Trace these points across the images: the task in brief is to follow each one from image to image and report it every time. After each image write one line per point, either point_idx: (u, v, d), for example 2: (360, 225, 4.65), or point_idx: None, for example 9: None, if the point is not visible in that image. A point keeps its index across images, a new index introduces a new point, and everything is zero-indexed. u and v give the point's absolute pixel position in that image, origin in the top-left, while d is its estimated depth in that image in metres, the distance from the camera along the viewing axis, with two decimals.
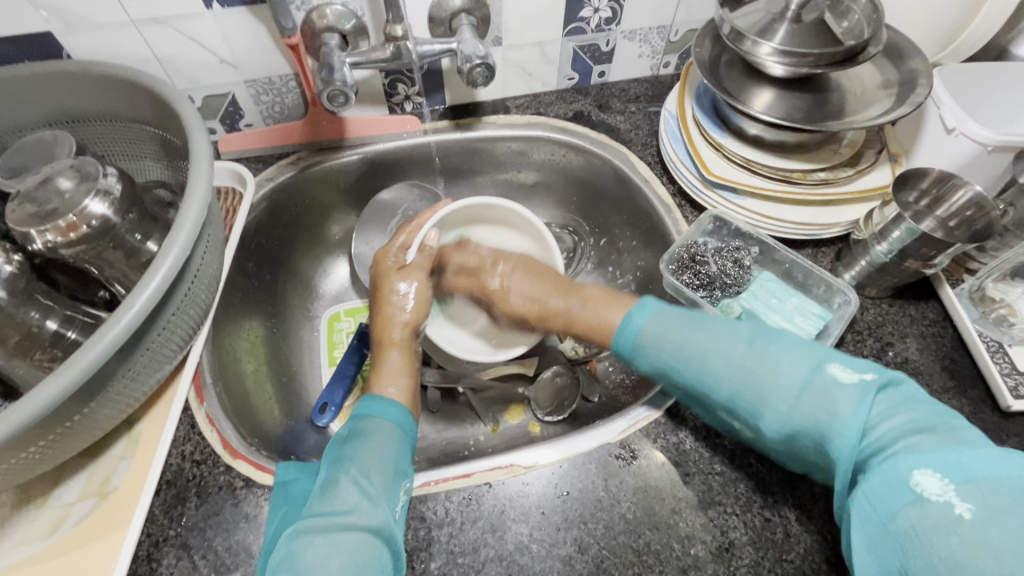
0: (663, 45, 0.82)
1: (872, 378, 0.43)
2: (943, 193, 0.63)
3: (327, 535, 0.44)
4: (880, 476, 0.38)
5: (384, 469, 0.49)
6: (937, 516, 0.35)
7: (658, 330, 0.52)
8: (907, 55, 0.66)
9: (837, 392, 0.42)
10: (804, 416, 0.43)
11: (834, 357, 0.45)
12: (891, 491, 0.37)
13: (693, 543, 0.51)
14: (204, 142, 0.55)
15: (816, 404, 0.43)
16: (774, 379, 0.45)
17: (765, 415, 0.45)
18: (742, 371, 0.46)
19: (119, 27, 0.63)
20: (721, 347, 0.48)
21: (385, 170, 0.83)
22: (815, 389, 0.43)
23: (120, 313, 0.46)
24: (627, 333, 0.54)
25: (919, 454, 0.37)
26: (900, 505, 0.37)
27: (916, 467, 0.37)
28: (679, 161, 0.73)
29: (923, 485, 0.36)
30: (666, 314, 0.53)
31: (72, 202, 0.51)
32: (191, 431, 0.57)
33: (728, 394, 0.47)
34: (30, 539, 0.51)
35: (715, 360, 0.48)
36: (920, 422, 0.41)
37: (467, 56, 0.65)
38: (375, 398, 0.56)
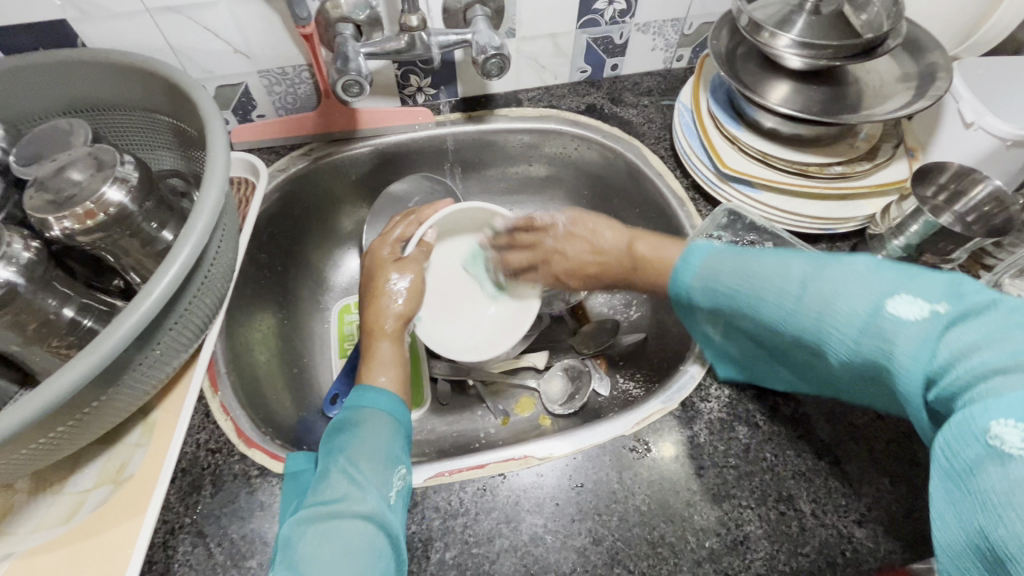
0: (677, 38, 0.82)
1: (942, 305, 0.34)
2: (962, 187, 0.62)
3: (320, 526, 0.45)
4: (950, 429, 0.31)
5: (374, 457, 0.49)
6: (1008, 477, 0.28)
7: (709, 280, 0.45)
8: (926, 48, 0.65)
9: (897, 331, 0.34)
10: (862, 358, 0.36)
11: (902, 283, 0.35)
12: (963, 447, 0.30)
13: (708, 535, 0.51)
14: (220, 131, 0.55)
15: (871, 347, 0.35)
16: (824, 323, 0.38)
17: (828, 359, 0.39)
18: (791, 322, 0.40)
19: (133, 16, 0.63)
20: (769, 290, 0.41)
21: (396, 163, 0.83)
22: (873, 329, 0.35)
23: (139, 300, 0.46)
24: (681, 284, 0.47)
25: (1001, 401, 0.29)
26: (977, 462, 0.29)
27: (994, 418, 0.29)
28: (693, 154, 0.72)
29: (1004, 438, 0.28)
30: (714, 256, 0.45)
31: (89, 190, 0.51)
32: (206, 420, 0.58)
33: (783, 334, 0.41)
34: (47, 525, 0.51)
35: (762, 306, 0.42)
36: (1017, 355, 0.31)
37: (482, 47, 0.64)
38: (367, 389, 0.55)
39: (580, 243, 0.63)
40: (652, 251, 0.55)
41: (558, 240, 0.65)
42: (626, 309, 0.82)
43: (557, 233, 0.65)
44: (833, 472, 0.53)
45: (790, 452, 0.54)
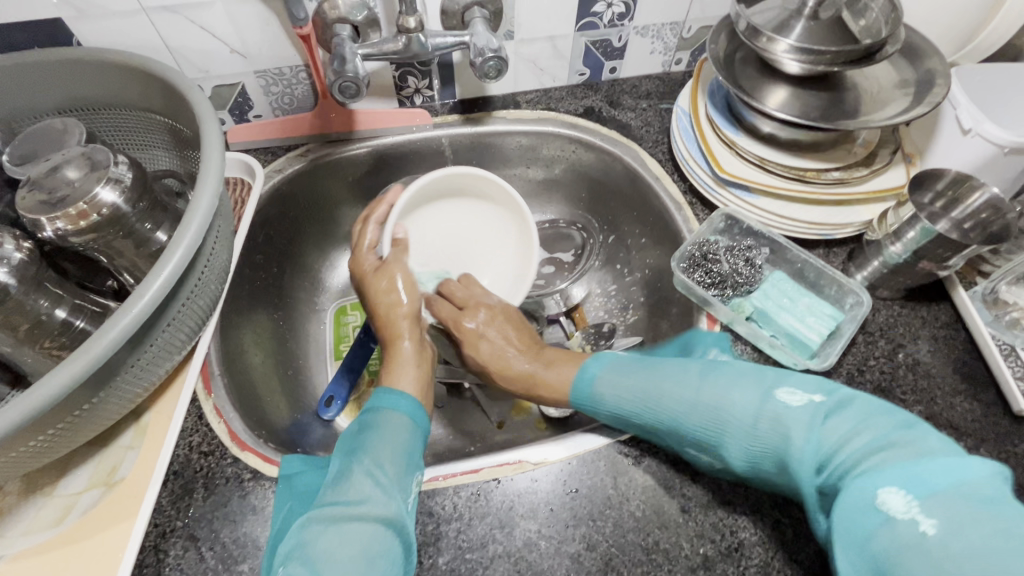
0: (676, 42, 0.81)
1: (818, 399, 0.41)
2: (959, 194, 0.62)
3: (338, 526, 0.44)
4: (847, 498, 0.36)
5: (397, 460, 0.49)
6: (900, 537, 0.32)
7: (610, 383, 0.53)
8: (925, 54, 0.65)
9: (788, 418, 0.41)
10: (760, 444, 0.42)
11: (782, 380, 0.44)
12: (861, 515, 0.34)
13: (702, 542, 0.51)
14: (216, 132, 0.55)
15: (767, 438, 0.41)
16: (725, 412, 0.44)
17: (729, 451, 0.44)
18: (698, 418, 0.46)
19: (129, 15, 0.62)
20: (672, 390, 0.48)
21: (393, 164, 0.83)
22: (767, 418, 0.42)
23: (131, 302, 0.45)
24: (583, 386, 0.55)
25: (884, 473, 0.35)
26: (872, 526, 0.34)
27: (881, 487, 0.34)
28: (691, 158, 0.72)
29: (889, 504, 0.34)
30: (614, 368, 0.54)
31: (82, 189, 0.51)
32: (199, 423, 0.57)
33: (688, 428, 0.47)
34: (37, 527, 0.51)
35: (670, 405, 0.48)
36: (880, 437, 0.38)
37: (480, 49, 0.64)
38: (386, 390, 0.55)
39: (496, 332, 0.62)
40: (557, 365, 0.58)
41: (473, 329, 0.63)
42: (623, 313, 0.82)
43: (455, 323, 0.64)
44: None
45: None
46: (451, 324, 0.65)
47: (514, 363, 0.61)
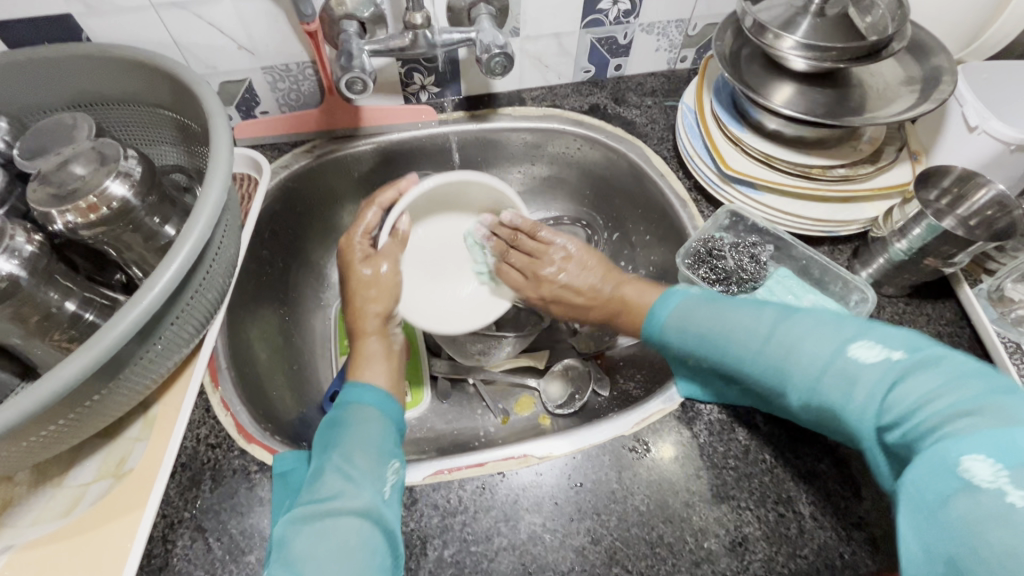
0: (681, 39, 0.81)
1: (901, 355, 0.39)
2: (965, 191, 0.62)
3: (316, 524, 0.45)
4: (922, 462, 0.34)
5: (370, 454, 0.50)
6: (982, 505, 0.31)
7: (682, 317, 0.52)
8: (931, 51, 0.65)
9: (859, 371, 0.40)
10: (829, 395, 0.41)
11: (861, 332, 0.42)
12: (937, 480, 0.33)
13: (706, 536, 0.51)
14: (224, 127, 0.55)
15: (840, 390, 0.40)
16: (791, 361, 0.43)
17: (795, 398, 0.44)
18: (766, 368, 0.45)
19: (138, 11, 0.63)
20: (744, 335, 0.47)
21: (399, 161, 0.83)
22: (836, 369, 0.41)
23: (141, 295, 0.46)
24: (654, 321, 0.55)
25: (969, 438, 0.33)
26: (947, 491, 0.33)
27: (966, 453, 0.33)
28: (696, 155, 0.72)
29: (973, 471, 0.32)
30: (689, 304, 0.53)
31: (92, 183, 0.51)
32: (207, 415, 0.58)
33: (757, 374, 0.46)
34: (47, 517, 0.52)
35: (742, 350, 0.47)
36: (970, 397, 0.36)
37: (486, 46, 0.64)
38: (355, 385, 0.57)
39: (576, 266, 0.69)
40: (636, 294, 0.63)
41: (554, 282, 0.69)
42: None
43: (553, 276, 0.69)
44: (832, 475, 0.53)
45: (790, 454, 0.54)
46: (530, 274, 0.70)
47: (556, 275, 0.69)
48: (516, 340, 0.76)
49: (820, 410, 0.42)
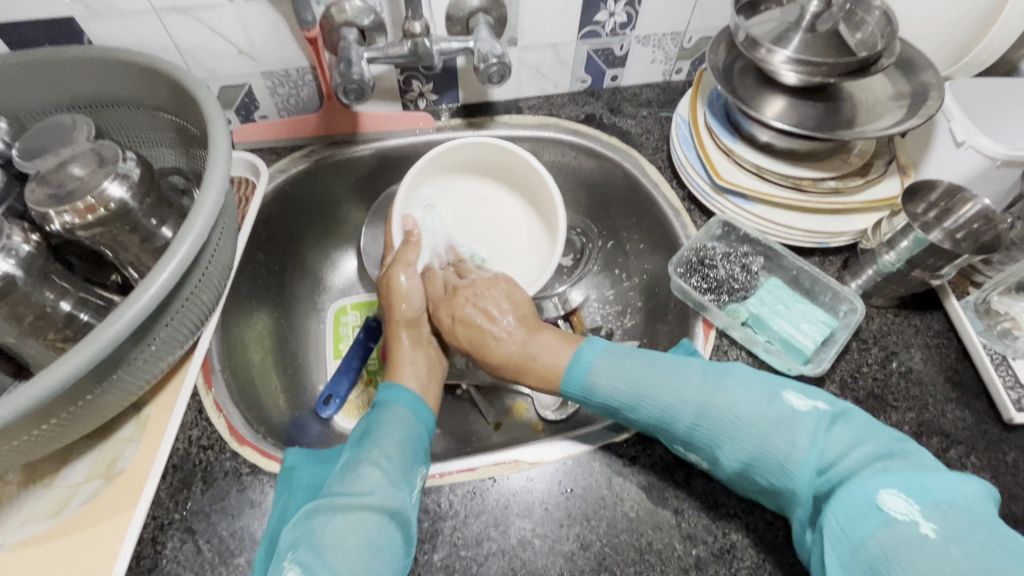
0: (676, 51, 0.83)
1: (822, 414, 0.45)
2: (952, 205, 0.63)
3: (346, 515, 0.46)
4: (847, 498, 0.41)
5: (401, 451, 0.52)
6: (904, 535, 0.37)
7: (607, 372, 0.53)
8: (920, 67, 0.66)
9: (797, 421, 0.45)
10: (772, 445, 0.45)
11: (785, 385, 0.48)
12: (862, 517, 0.39)
13: (695, 543, 0.51)
14: (223, 130, 0.56)
15: (782, 444, 0.45)
16: (727, 410, 0.47)
17: (726, 450, 0.47)
18: (697, 423, 0.48)
19: (140, 15, 0.64)
20: (673, 390, 0.50)
21: (396, 167, 0.84)
22: (774, 417, 0.46)
23: (138, 294, 0.46)
24: (576, 372, 0.55)
25: (886, 477, 0.40)
26: (874, 527, 0.39)
27: (883, 489, 0.40)
28: (690, 166, 0.73)
29: (890, 504, 0.39)
30: (606, 361, 0.54)
31: (90, 184, 0.52)
32: (199, 417, 0.57)
33: (688, 426, 0.49)
34: (36, 517, 0.51)
35: (673, 407, 0.49)
36: (878, 448, 0.43)
37: (484, 55, 0.65)
38: (393, 386, 0.59)
39: (478, 316, 0.64)
40: (546, 355, 0.59)
41: (468, 299, 0.65)
42: (620, 318, 0.83)
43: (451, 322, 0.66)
44: None
45: None
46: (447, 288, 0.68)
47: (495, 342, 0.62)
48: None
49: (765, 462, 0.45)
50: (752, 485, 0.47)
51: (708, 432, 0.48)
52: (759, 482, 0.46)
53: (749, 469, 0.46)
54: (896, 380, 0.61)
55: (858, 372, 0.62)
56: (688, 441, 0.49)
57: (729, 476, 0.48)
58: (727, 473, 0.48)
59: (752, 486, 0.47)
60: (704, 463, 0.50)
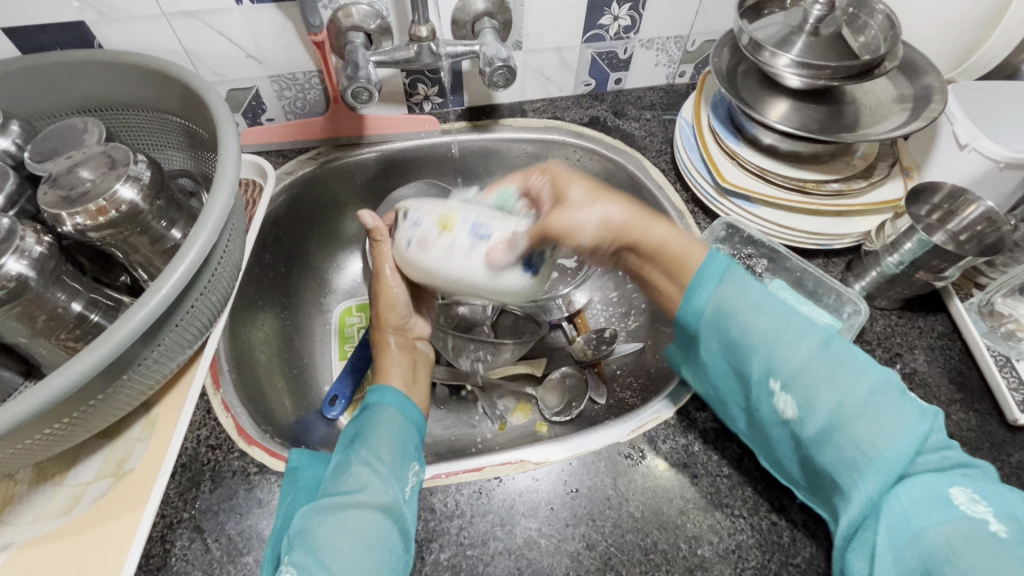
0: (680, 55, 0.83)
1: (925, 407, 0.44)
2: (955, 207, 0.64)
3: (340, 515, 0.46)
4: (914, 490, 0.40)
5: (392, 451, 0.52)
6: (972, 529, 0.37)
7: (734, 293, 0.50)
8: (922, 71, 0.67)
9: (903, 406, 0.43)
10: (876, 414, 0.43)
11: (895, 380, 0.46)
12: (927, 510, 0.39)
13: (700, 543, 0.52)
14: (232, 132, 0.57)
15: (884, 416, 0.43)
16: (838, 365, 0.45)
17: (823, 397, 0.45)
18: (807, 365, 0.46)
19: (150, 19, 0.64)
20: (795, 333, 0.47)
21: (402, 169, 0.84)
22: (880, 392, 0.44)
23: (149, 295, 0.47)
24: (701, 277, 0.52)
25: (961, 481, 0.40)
26: (937, 518, 0.39)
27: (956, 487, 0.40)
28: (693, 168, 0.74)
29: (959, 499, 0.39)
30: (737, 278, 0.50)
31: (102, 186, 0.52)
32: (207, 416, 0.58)
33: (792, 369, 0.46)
34: (46, 516, 0.52)
35: (786, 342, 0.47)
36: (957, 457, 0.43)
37: (490, 58, 0.66)
38: (384, 388, 0.59)
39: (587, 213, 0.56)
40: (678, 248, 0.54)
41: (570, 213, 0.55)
42: (624, 320, 0.84)
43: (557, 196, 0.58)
44: None
45: None
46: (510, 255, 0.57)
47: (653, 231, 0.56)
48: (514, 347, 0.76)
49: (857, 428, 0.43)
50: (827, 451, 0.44)
51: (810, 376, 0.45)
52: (832, 447, 0.44)
53: (836, 426, 0.44)
54: (900, 381, 0.61)
55: None
56: (789, 379, 0.46)
57: (806, 433, 0.45)
58: (808, 428, 0.45)
59: (825, 452, 0.45)
60: (787, 411, 0.47)
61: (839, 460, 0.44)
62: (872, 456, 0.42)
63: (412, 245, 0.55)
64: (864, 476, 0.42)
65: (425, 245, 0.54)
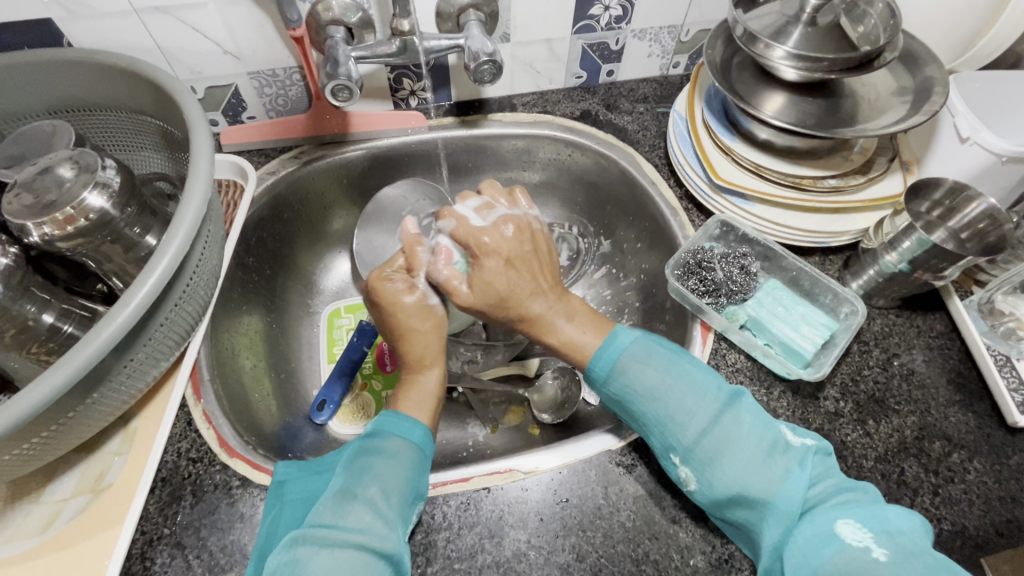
0: (673, 45, 0.81)
1: (804, 449, 0.48)
2: (956, 204, 0.62)
3: (334, 552, 0.44)
4: (812, 526, 0.44)
5: (402, 490, 0.49)
6: (859, 560, 0.41)
7: (629, 373, 0.52)
8: (923, 61, 0.65)
9: (787, 453, 0.48)
10: (763, 474, 0.47)
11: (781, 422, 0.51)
12: (819, 548, 0.42)
13: (692, 553, 0.51)
14: (205, 135, 0.54)
15: (767, 471, 0.47)
16: (730, 429, 0.49)
17: (719, 468, 0.48)
18: (703, 435, 0.49)
19: (119, 15, 0.62)
20: (687, 407, 0.50)
21: (388, 166, 0.82)
22: (769, 444, 0.48)
23: (118, 309, 0.45)
24: (603, 360, 0.54)
25: (854, 511, 0.44)
26: (830, 552, 0.42)
27: (843, 519, 0.43)
28: (687, 165, 0.72)
29: (845, 533, 0.43)
30: (631, 355, 0.53)
31: (70, 194, 0.50)
32: (188, 429, 0.56)
33: (691, 437, 0.49)
34: (23, 534, 0.51)
35: (680, 417, 0.50)
36: (844, 483, 0.47)
37: (475, 53, 0.63)
38: (394, 415, 0.54)
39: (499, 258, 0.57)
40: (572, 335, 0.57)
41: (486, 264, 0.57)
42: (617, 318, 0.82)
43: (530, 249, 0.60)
44: None
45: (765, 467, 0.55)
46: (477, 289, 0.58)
47: (547, 323, 0.57)
48: (506, 348, 0.78)
49: (752, 493, 0.46)
50: (735, 511, 0.47)
51: (707, 445, 0.48)
52: (739, 508, 0.47)
53: (734, 492, 0.47)
54: (898, 383, 0.60)
55: (859, 375, 0.60)
56: (687, 452, 0.49)
57: (710, 498, 0.48)
58: (711, 494, 0.48)
59: (735, 512, 0.47)
60: (690, 481, 0.49)
61: (749, 517, 0.46)
62: (768, 505, 0.46)
63: (520, 238, 0.59)
64: (769, 525, 0.45)
65: (528, 228, 0.61)
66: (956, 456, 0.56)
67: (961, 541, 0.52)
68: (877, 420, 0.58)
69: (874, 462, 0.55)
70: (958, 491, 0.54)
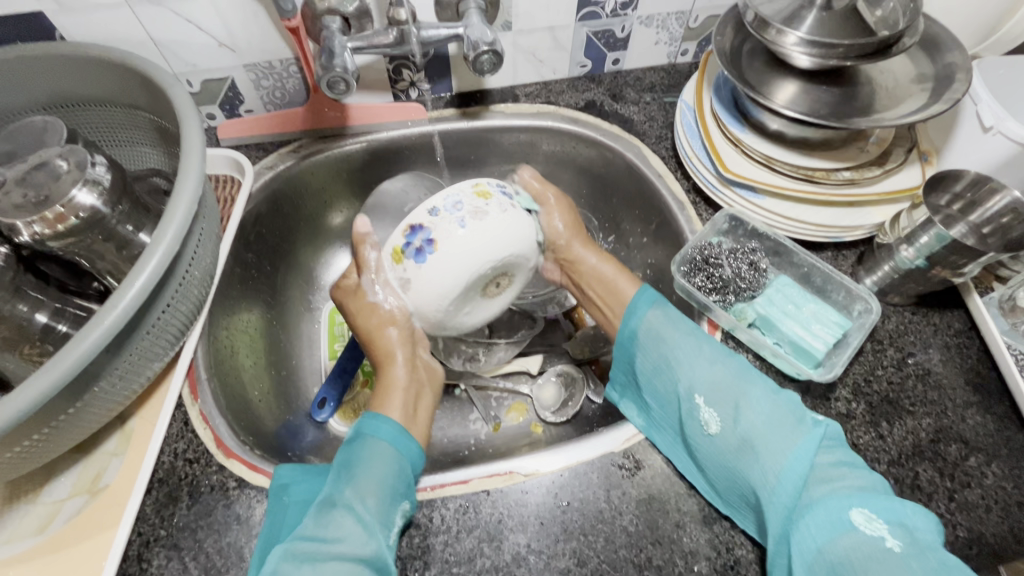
0: (681, 32, 0.78)
1: (822, 420, 0.47)
2: (978, 197, 0.60)
3: (316, 564, 0.42)
4: (822, 505, 0.42)
5: (380, 494, 0.48)
6: (871, 545, 0.39)
7: (658, 321, 0.56)
8: (945, 46, 0.61)
9: (802, 421, 0.46)
10: (778, 429, 0.46)
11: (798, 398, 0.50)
12: (827, 524, 0.41)
13: (697, 559, 0.49)
14: (196, 129, 0.53)
15: (786, 427, 0.46)
16: (746, 384, 0.49)
17: (735, 419, 0.48)
18: (723, 380, 0.50)
19: (111, 7, 0.60)
20: (712, 355, 0.52)
21: (389, 160, 0.80)
22: (788, 404, 0.48)
23: (106, 311, 0.44)
24: (635, 309, 0.59)
25: (871, 500, 0.41)
26: (836, 531, 0.40)
27: (855, 506, 0.41)
28: (695, 157, 0.69)
29: (860, 519, 0.40)
30: (662, 306, 0.58)
31: (59, 191, 0.49)
32: (184, 429, 0.56)
33: (708, 389, 0.50)
34: (21, 535, 0.51)
35: (706, 361, 0.52)
36: (856, 467, 0.45)
37: (474, 42, 0.61)
38: (373, 416, 0.53)
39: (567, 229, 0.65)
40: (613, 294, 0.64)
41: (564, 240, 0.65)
42: None
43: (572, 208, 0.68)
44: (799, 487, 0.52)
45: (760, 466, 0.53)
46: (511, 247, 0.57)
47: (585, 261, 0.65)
48: (508, 345, 0.77)
49: (766, 449, 0.45)
50: (746, 467, 0.46)
51: (724, 394, 0.49)
52: (751, 462, 0.46)
53: (749, 440, 0.47)
54: (913, 383, 0.58)
55: (872, 375, 0.58)
56: (708, 395, 0.50)
57: (726, 446, 0.48)
58: (727, 441, 0.48)
59: (745, 466, 0.46)
60: (708, 427, 0.49)
61: (758, 476, 0.45)
62: (783, 469, 0.44)
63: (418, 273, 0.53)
64: (778, 492, 0.44)
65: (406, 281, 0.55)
66: (972, 459, 0.54)
67: (976, 548, 0.50)
68: (890, 422, 0.56)
69: (887, 466, 0.53)
70: (975, 496, 0.52)
